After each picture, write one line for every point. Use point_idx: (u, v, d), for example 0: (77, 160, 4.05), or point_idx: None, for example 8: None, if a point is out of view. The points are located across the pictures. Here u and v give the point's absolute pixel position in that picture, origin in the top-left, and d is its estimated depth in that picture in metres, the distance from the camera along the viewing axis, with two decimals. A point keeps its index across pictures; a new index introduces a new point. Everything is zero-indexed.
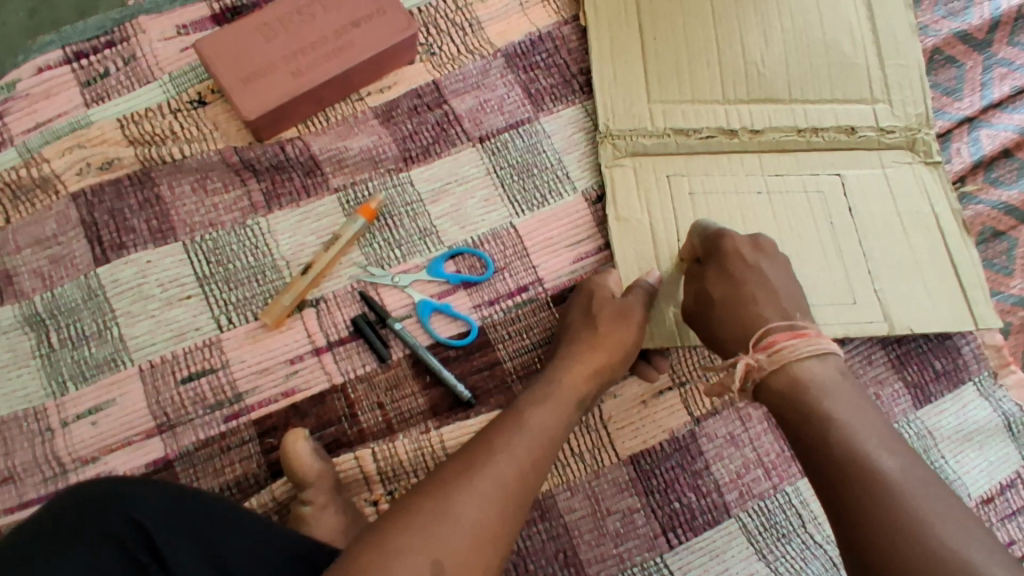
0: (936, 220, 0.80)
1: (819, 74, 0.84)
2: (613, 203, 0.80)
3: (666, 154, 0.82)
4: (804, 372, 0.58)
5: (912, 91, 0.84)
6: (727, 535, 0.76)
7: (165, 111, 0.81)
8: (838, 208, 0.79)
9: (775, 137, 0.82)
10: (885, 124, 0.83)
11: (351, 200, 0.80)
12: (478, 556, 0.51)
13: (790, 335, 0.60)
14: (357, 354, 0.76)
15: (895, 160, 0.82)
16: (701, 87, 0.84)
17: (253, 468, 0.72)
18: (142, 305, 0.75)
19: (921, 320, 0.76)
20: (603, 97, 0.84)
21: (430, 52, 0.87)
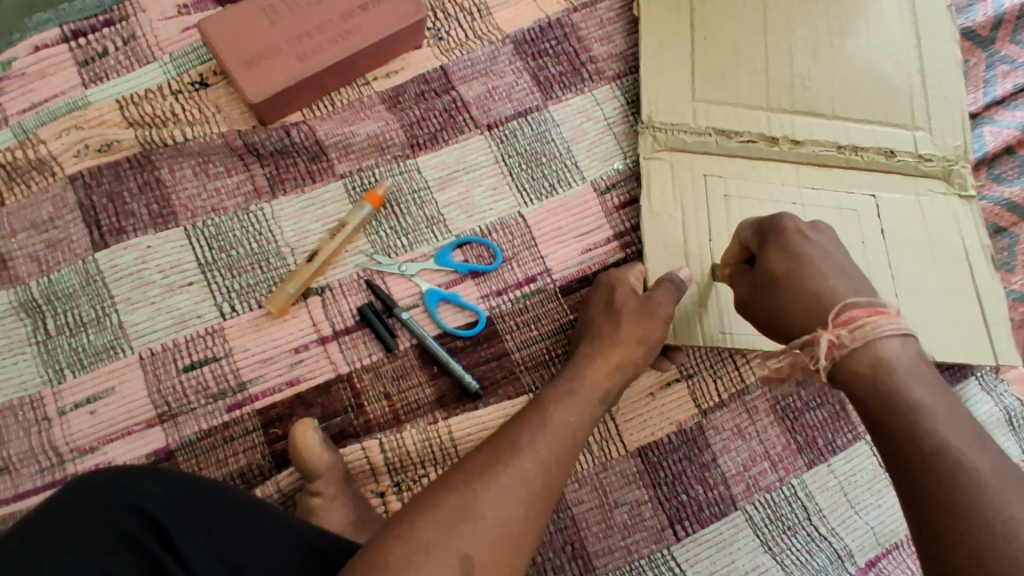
0: (965, 252, 0.81)
1: (863, 94, 0.85)
2: (646, 197, 0.79)
3: (704, 153, 0.82)
4: (885, 352, 0.51)
5: (952, 122, 0.85)
6: (734, 527, 0.76)
7: (166, 92, 0.79)
8: (871, 226, 0.80)
9: (814, 150, 0.82)
10: (923, 150, 0.84)
11: (357, 187, 0.78)
12: (504, 554, 0.50)
13: (871, 311, 0.53)
14: (363, 343, 0.75)
15: (930, 189, 0.83)
16: (744, 92, 0.84)
17: (256, 459, 0.71)
18: (142, 291, 0.73)
19: (946, 349, 0.77)
20: (647, 89, 0.83)
21: (438, 37, 0.85)
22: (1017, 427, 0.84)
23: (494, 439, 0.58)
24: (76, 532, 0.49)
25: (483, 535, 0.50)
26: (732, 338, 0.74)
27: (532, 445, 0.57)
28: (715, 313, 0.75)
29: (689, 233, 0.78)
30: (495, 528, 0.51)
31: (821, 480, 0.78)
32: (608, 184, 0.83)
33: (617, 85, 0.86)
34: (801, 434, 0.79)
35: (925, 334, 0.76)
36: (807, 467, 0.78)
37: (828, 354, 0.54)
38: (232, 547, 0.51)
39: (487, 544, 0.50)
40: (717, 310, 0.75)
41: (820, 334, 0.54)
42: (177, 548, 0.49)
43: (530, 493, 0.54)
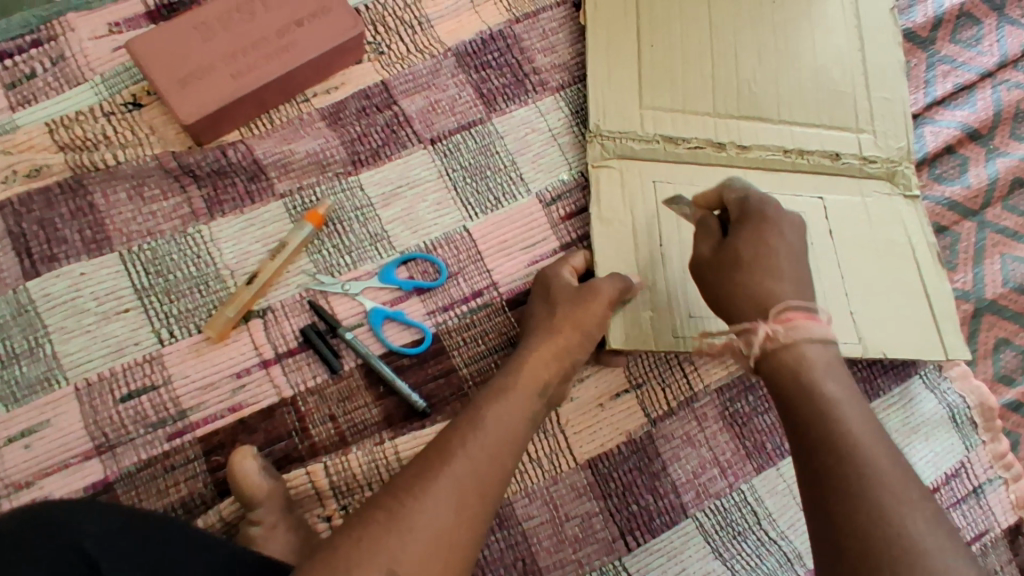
0: (910, 250, 0.82)
1: (808, 98, 0.86)
2: (596, 203, 0.79)
3: (652, 159, 0.82)
4: (810, 352, 0.57)
5: (895, 124, 0.86)
6: (684, 535, 0.76)
7: (97, 114, 0.77)
8: (819, 228, 0.80)
9: (760, 155, 0.83)
10: (867, 153, 0.85)
11: (298, 206, 0.77)
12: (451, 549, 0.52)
13: (807, 316, 0.58)
14: (308, 365, 0.74)
15: (876, 191, 0.84)
16: (692, 97, 0.84)
17: (199, 488, 0.70)
18: (76, 320, 0.71)
19: (891, 345, 0.78)
20: (593, 96, 0.83)
21: (379, 50, 0.84)
22: (960, 423, 0.85)
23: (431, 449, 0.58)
24: (17, 558, 0.48)
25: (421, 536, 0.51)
26: (683, 342, 0.75)
27: (468, 451, 0.57)
28: (668, 317, 0.75)
29: (638, 238, 0.78)
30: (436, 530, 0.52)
31: (770, 484, 0.79)
32: (554, 196, 0.82)
33: (561, 96, 0.86)
34: (750, 439, 0.80)
35: (872, 332, 0.78)
36: (756, 472, 0.79)
37: (761, 345, 0.58)
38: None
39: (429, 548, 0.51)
40: (670, 316, 0.75)
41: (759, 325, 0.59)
42: None
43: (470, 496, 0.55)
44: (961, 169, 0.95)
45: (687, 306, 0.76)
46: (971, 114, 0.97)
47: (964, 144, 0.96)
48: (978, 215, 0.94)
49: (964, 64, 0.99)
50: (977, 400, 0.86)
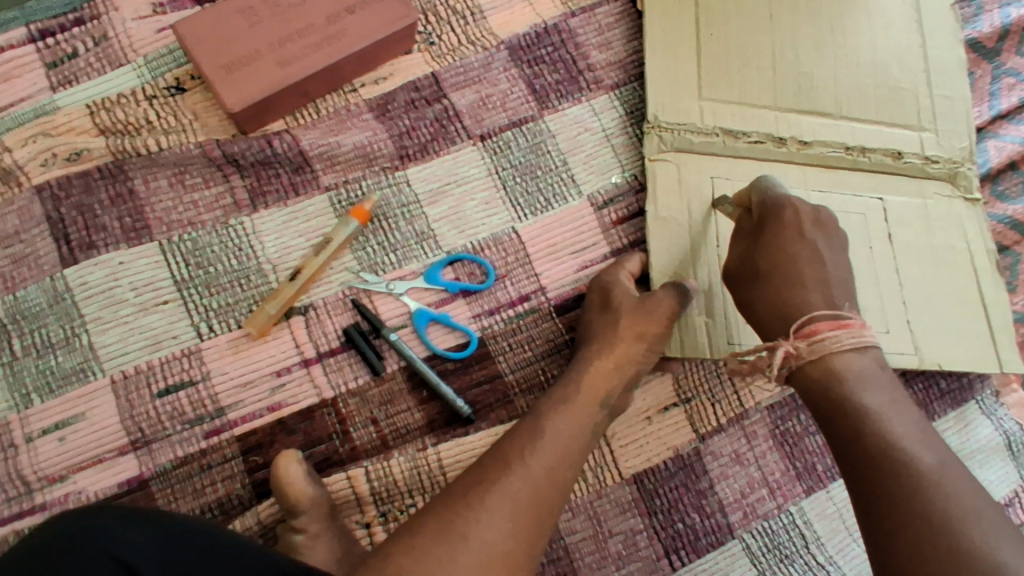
0: (969, 256, 0.78)
1: (869, 94, 0.82)
2: (652, 201, 0.76)
3: (711, 155, 0.78)
4: (839, 363, 0.54)
5: (957, 124, 0.82)
6: (730, 557, 0.74)
7: (140, 98, 0.74)
8: (877, 230, 0.77)
9: (821, 151, 0.79)
10: (929, 152, 0.81)
11: (343, 200, 0.74)
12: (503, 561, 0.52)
13: (834, 325, 0.56)
14: (349, 367, 0.71)
15: (936, 192, 0.80)
16: (751, 92, 0.81)
17: (235, 489, 0.68)
18: (113, 310, 0.69)
19: (948, 356, 0.74)
20: (651, 87, 0.80)
21: (429, 41, 0.81)
22: (1017, 451, 0.82)
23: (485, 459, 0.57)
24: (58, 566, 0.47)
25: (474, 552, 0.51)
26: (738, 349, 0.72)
27: (523, 462, 0.56)
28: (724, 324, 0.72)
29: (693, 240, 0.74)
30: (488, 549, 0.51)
31: (819, 507, 0.76)
32: (606, 199, 0.79)
33: (616, 94, 0.82)
34: (801, 459, 0.77)
35: (931, 343, 0.74)
36: (806, 494, 0.76)
37: (785, 363, 0.57)
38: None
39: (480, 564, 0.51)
40: (726, 320, 0.72)
41: (779, 344, 0.57)
42: None
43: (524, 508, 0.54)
44: None
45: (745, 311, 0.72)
46: None
47: None
48: None
49: None
50: None
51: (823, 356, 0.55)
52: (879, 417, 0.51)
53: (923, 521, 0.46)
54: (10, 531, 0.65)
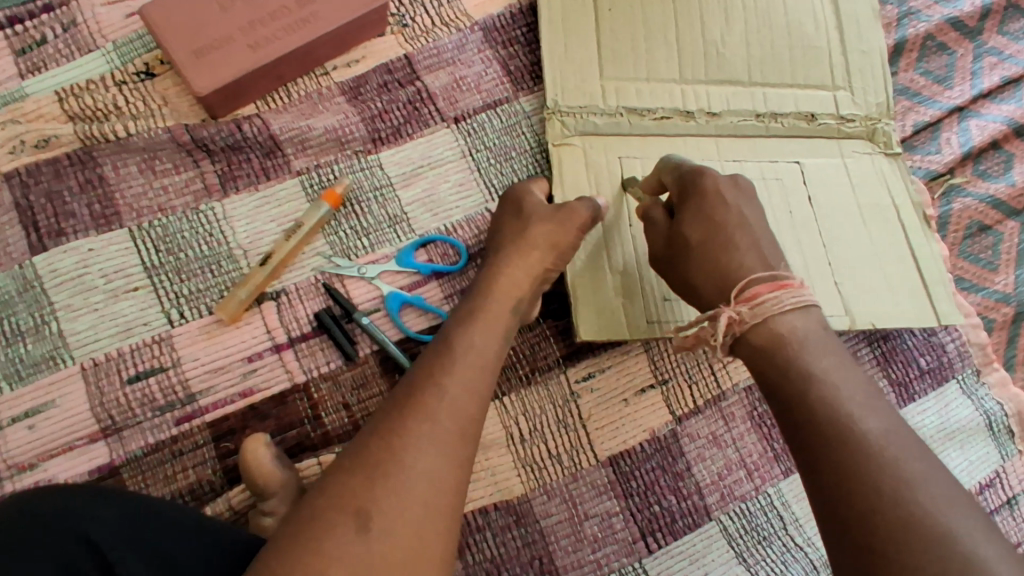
0: (896, 211, 0.76)
1: (780, 56, 0.80)
2: (561, 185, 0.73)
3: (617, 135, 0.76)
4: (783, 326, 0.53)
5: (874, 80, 0.81)
6: (707, 539, 0.74)
7: (109, 83, 0.74)
8: (796, 195, 0.75)
9: (733, 121, 0.77)
10: (845, 111, 0.80)
11: (315, 184, 0.74)
12: (439, 522, 0.48)
13: (773, 287, 0.55)
14: (321, 351, 0.71)
15: (855, 151, 0.79)
16: (658, 67, 0.79)
17: (207, 475, 0.67)
18: (84, 297, 0.69)
19: (882, 315, 0.72)
20: (551, 70, 0.77)
21: (402, 23, 0.80)
22: (997, 431, 0.82)
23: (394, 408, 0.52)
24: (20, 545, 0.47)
25: (397, 525, 0.47)
26: (656, 329, 0.70)
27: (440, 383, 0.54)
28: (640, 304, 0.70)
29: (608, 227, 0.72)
30: (412, 515, 0.47)
31: (797, 489, 0.76)
32: None
33: None
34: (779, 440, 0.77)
35: (860, 303, 0.72)
36: (784, 475, 0.76)
37: (728, 330, 0.55)
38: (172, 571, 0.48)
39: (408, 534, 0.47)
40: (644, 302, 0.70)
41: (721, 311, 0.55)
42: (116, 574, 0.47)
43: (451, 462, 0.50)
44: (1006, 166, 0.91)
45: (662, 290, 0.71)
46: (1018, 108, 0.93)
47: (1010, 140, 0.92)
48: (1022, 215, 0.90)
49: (1012, 57, 0.94)
50: (1015, 408, 0.83)
51: (764, 320, 0.54)
52: (825, 383, 0.49)
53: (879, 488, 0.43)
54: None
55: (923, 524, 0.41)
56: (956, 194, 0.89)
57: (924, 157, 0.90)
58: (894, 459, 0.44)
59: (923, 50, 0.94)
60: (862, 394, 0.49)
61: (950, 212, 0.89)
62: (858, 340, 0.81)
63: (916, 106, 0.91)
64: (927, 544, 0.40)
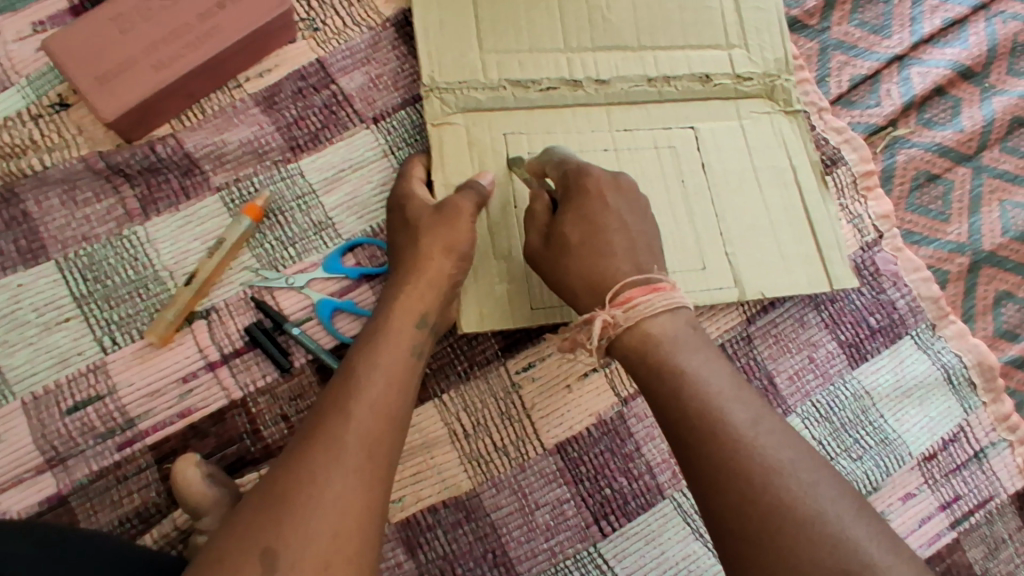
0: (793, 174, 0.78)
1: (670, 18, 0.80)
2: (441, 169, 0.72)
3: (502, 109, 0.74)
4: (653, 328, 0.55)
5: (770, 35, 0.81)
6: (662, 518, 0.73)
7: (26, 118, 0.74)
8: (689, 163, 0.76)
9: (623, 88, 0.77)
10: (741, 69, 0.80)
11: (236, 199, 0.73)
12: (349, 544, 0.50)
13: (645, 290, 0.56)
14: (256, 365, 0.71)
15: (754, 112, 0.79)
16: (541, 37, 0.77)
17: (152, 497, 0.68)
18: (19, 332, 0.70)
19: (774, 284, 0.74)
20: (425, 48, 0.74)
21: (313, 27, 0.79)
22: (957, 384, 0.80)
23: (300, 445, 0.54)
24: None
25: (307, 557, 0.49)
26: (540, 314, 0.70)
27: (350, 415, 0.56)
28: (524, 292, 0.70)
29: (494, 209, 0.71)
30: (321, 544, 0.49)
31: None
32: None
33: None
34: None
35: (751, 273, 0.73)
36: None
37: (605, 333, 0.57)
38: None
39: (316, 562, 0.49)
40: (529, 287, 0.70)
41: (597, 315, 0.57)
42: None
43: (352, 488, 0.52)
44: (953, 112, 0.88)
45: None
46: (963, 51, 0.90)
47: (955, 85, 0.89)
48: (972, 160, 0.87)
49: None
50: (975, 359, 0.81)
51: (638, 322, 0.56)
52: (694, 380, 0.52)
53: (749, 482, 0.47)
54: None
55: (788, 508, 0.45)
56: (901, 145, 0.87)
57: (864, 112, 0.87)
58: (762, 449, 0.48)
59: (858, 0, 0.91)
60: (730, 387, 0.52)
61: (895, 165, 0.86)
62: (802, 305, 0.80)
63: (852, 60, 0.89)
64: (793, 529, 0.45)
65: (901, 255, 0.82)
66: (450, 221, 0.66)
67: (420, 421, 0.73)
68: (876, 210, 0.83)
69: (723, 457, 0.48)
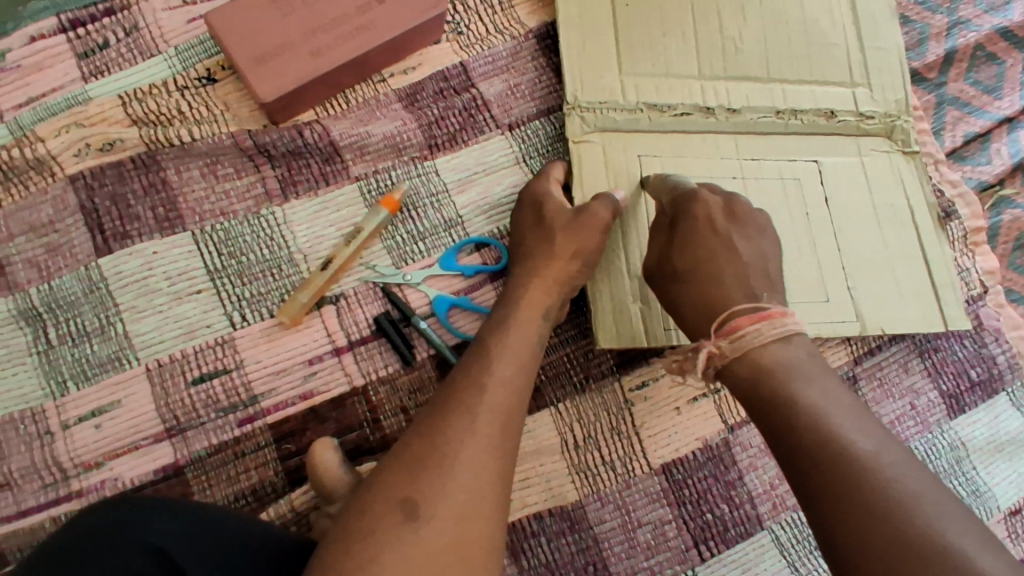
0: (911, 215, 0.76)
1: (797, 54, 0.78)
2: (579, 183, 0.72)
3: (637, 131, 0.74)
4: (766, 357, 0.54)
5: (891, 77, 0.79)
6: (759, 548, 0.74)
7: (171, 88, 0.75)
8: (813, 196, 0.74)
9: (751, 117, 0.76)
10: (864, 108, 0.78)
11: (373, 190, 0.75)
12: (487, 504, 0.48)
13: (754, 319, 0.56)
14: (379, 355, 0.71)
15: (874, 148, 0.77)
16: (675, 62, 0.77)
17: (269, 476, 0.68)
18: (148, 299, 0.70)
19: (892, 322, 0.72)
20: (567, 66, 0.75)
21: (457, 31, 0.80)
22: None
23: (442, 402, 0.53)
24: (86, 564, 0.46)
25: (443, 513, 0.46)
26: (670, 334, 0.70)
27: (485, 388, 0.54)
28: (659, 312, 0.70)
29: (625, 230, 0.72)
30: (457, 503, 0.47)
31: None
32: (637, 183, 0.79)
33: None
34: None
35: (872, 310, 0.72)
36: None
37: (712, 364, 0.57)
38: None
39: (454, 519, 0.46)
40: (660, 308, 0.70)
41: (703, 346, 0.57)
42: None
43: (491, 448, 0.50)
44: None
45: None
46: None
47: None
48: None
49: None
50: None
51: (747, 351, 0.55)
52: (811, 408, 0.51)
53: (875, 510, 0.44)
54: (49, 516, 0.66)
55: (915, 542, 0.42)
56: (1005, 205, 0.89)
57: (974, 168, 0.90)
58: (885, 482, 0.45)
59: (973, 60, 0.93)
60: (850, 416, 0.50)
61: (1000, 224, 0.88)
62: (906, 351, 0.82)
63: (966, 117, 0.91)
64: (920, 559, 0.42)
65: (1003, 312, 0.85)
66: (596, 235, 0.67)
67: (534, 428, 0.73)
68: (983, 265, 0.86)
69: (842, 483, 0.46)
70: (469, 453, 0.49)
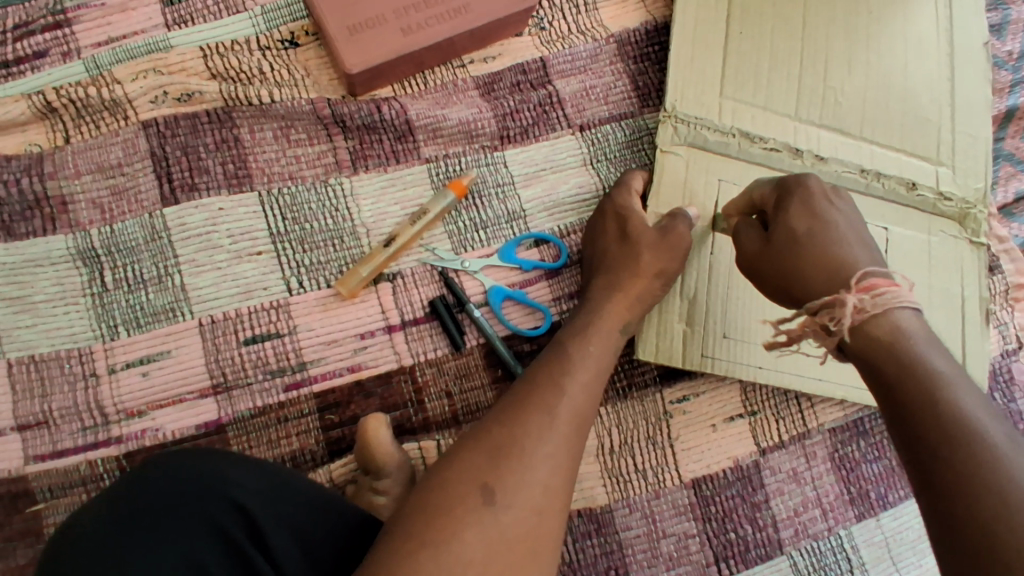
0: (961, 304, 0.76)
1: (891, 116, 0.79)
2: (657, 196, 0.74)
3: (724, 155, 0.75)
4: (903, 322, 0.51)
5: (975, 163, 0.80)
6: (777, 572, 0.75)
7: (253, 47, 0.75)
8: None
9: (837, 169, 0.77)
10: (945, 188, 0.79)
11: (441, 173, 0.75)
12: (557, 506, 0.49)
13: (890, 284, 0.53)
14: (430, 337, 0.72)
15: (943, 231, 0.78)
16: (774, 96, 0.78)
17: (310, 444, 0.69)
18: (209, 255, 0.70)
19: None
20: (672, 76, 0.77)
21: (540, 26, 0.81)
22: None
23: (522, 399, 0.54)
24: (171, 505, 0.49)
25: (519, 504, 0.48)
26: (709, 363, 0.71)
27: (561, 389, 0.55)
28: (702, 336, 0.72)
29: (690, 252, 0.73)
30: (535, 495, 0.48)
31: (868, 534, 0.77)
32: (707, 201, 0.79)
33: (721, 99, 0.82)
34: (856, 484, 0.78)
35: None
36: (857, 519, 0.77)
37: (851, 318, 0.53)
38: (315, 545, 0.51)
39: (531, 511, 0.48)
40: (704, 334, 0.72)
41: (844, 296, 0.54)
42: (263, 538, 0.49)
43: (566, 451, 0.52)
44: None
45: (724, 329, 0.72)
46: None
47: None
48: None
49: None
50: None
51: (886, 312, 0.52)
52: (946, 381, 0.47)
53: (987, 497, 0.40)
54: (85, 459, 0.66)
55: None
56: None
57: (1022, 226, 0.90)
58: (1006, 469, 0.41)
59: None
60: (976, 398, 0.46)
61: None
62: None
63: (1018, 174, 0.92)
64: None
65: None
66: (663, 246, 0.67)
67: None
68: (1020, 322, 0.88)
69: (956, 458, 0.43)
70: (545, 452, 0.51)
